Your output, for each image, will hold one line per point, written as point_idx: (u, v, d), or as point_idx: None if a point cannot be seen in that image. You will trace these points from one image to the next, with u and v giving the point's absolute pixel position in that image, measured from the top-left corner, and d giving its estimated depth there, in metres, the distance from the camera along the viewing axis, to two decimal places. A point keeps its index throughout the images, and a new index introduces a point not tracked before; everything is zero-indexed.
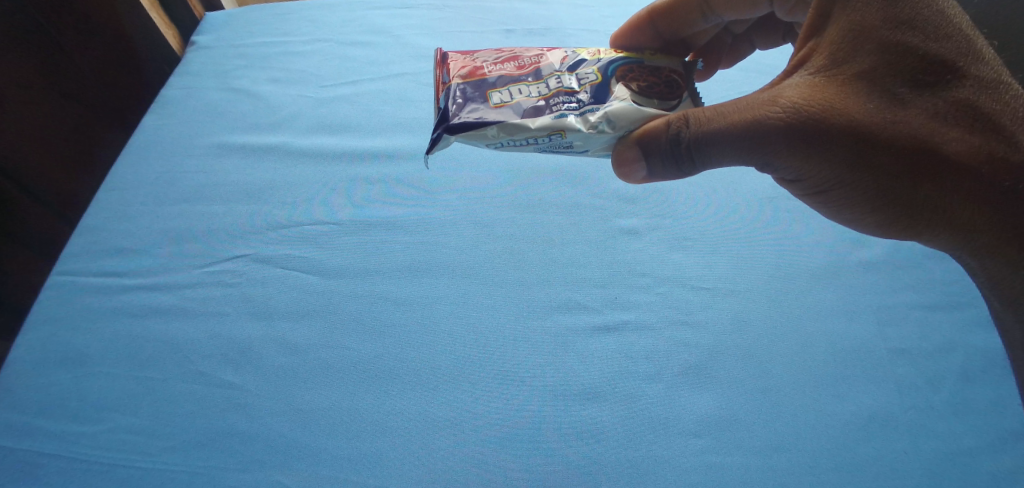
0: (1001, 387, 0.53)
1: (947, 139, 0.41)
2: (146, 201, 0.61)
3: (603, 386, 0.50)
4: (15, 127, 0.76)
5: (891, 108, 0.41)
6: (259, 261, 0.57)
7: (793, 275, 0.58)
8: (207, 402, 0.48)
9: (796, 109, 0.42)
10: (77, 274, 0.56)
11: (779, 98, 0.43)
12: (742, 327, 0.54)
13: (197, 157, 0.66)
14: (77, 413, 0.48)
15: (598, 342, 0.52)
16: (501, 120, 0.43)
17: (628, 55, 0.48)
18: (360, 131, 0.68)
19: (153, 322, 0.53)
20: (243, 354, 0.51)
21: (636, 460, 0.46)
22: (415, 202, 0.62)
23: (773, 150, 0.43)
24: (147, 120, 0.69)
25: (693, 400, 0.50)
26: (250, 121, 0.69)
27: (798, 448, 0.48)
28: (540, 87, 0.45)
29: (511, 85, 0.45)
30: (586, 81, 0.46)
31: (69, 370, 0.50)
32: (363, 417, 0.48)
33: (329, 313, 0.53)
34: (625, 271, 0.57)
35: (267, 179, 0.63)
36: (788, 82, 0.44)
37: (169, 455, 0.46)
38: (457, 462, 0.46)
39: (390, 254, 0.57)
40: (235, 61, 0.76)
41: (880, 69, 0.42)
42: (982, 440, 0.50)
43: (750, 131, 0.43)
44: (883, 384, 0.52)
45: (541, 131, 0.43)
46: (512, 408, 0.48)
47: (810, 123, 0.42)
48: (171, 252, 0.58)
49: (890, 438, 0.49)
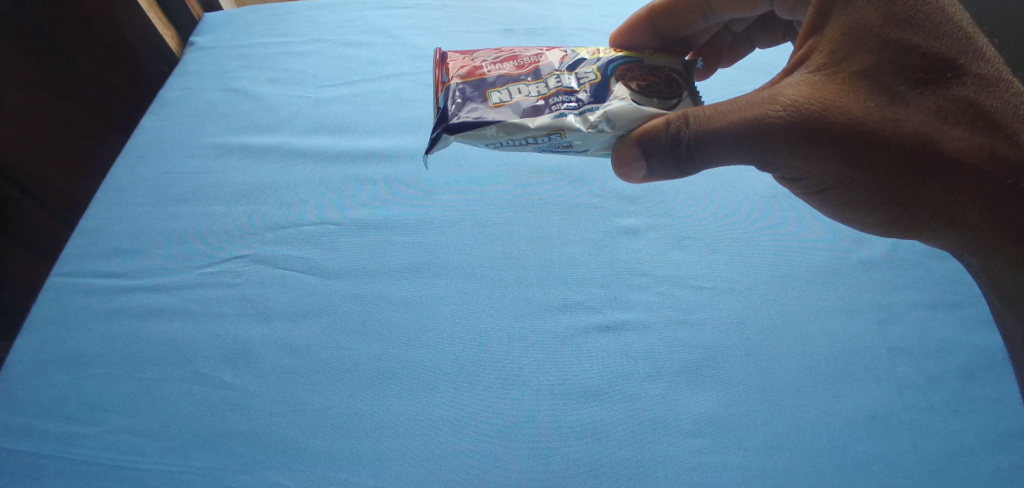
0: (1002, 386, 0.52)
1: (948, 137, 0.41)
2: (146, 202, 0.61)
3: (603, 386, 0.50)
4: (16, 127, 0.76)
5: (891, 106, 0.41)
6: (258, 261, 0.57)
7: (794, 274, 0.58)
8: (206, 403, 0.48)
9: (796, 108, 0.42)
10: (76, 275, 0.56)
11: (779, 96, 0.43)
12: (742, 327, 0.54)
13: (197, 158, 0.65)
14: (76, 414, 0.48)
15: (598, 342, 0.52)
16: (502, 120, 0.43)
17: (628, 54, 0.47)
18: (360, 131, 0.68)
19: (153, 323, 0.53)
20: (242, 354, 0.51)
21: (636, 460, 0.46)
22: (415, 202, 0.61)
23: (773, 149, 0.43)
24: (146, 121, 0.69)
25: (693, 400, 0.49)
26: (249, 121, 0.69)
27: (798, 447, 0.48)
28: (540, 87, 0.45)
29: (511, 84, 0.45)
30: (586, 80, 0.45)
31: (68, 370, 0.50)
32: (363, 417, 0.47)
33: (328, 314, 0.53)
34: (625, 270, 0.57)
35: (266, 179, 0.63)
36: (788, 80, 0.44)
37: (169, 456, 0.46)
38: (457, 462, 0.45)
39: (389, 255, 0.57)
40: (233, 61, 0.76)
41: (880, 67, 0.42)
42: (983, 439, 0.50)
43: (750, 130, 0.43)
44: (883, 384, 0.52)
45: (540, 132, 0.43)
46: (511, 408, 0.48)
47: (810, 121, 0.42)
48: (170, 252, 0.57)
49: (891, 437, 0.49)
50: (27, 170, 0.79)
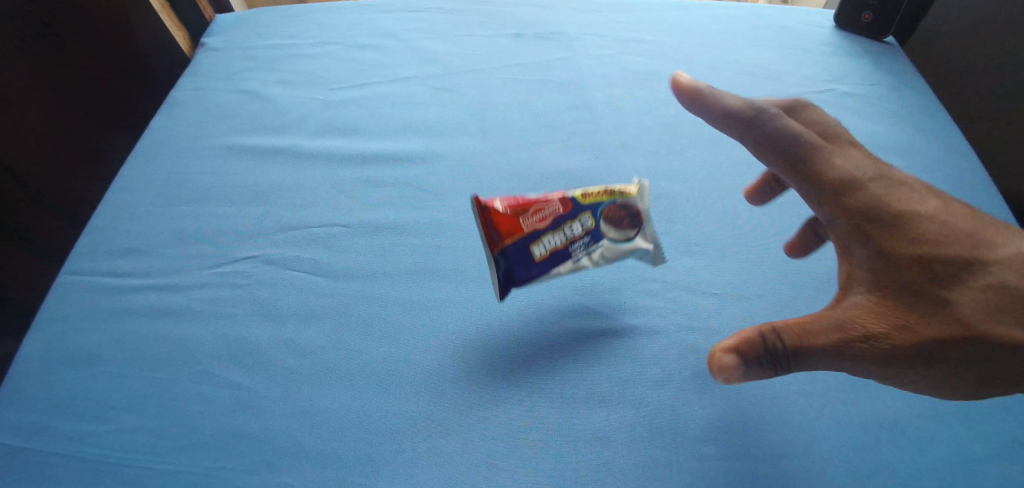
0: (1012, 395, 0.52)
1: (1009, 245, 0.43)
2: (156, 201, 0.62)
3: (611, 391, 0.49)
4: (26, 125, 0.78)
5: (946, 225, 0.44)
6: (268, 262, 0.57)
7: (802, 280, 0.57)
8: (215, 403, 0.48)
9: (890, 288, 0.42)
10: (85, 274, 0.56)
11: (861, 320, 0.41)
12: (750, 333, 0.54)
13: (207, 158, 0.66)
14: (85, 412, 0.48)
15: (606, 346, 0.52)
16: (525, 276, 0.52)
17: (612, 193, 0.52)
18: (370, 133, 0.68)
19: (162, 322, 0.53)
20: (251, 354, 0.51)
21: (646, 465, 0.46)
22: (423, 204, 0.62)
23: (896, 314, 0.41)
24: (156, 121, 0.69)
25: (702, 407, 0.49)
26: (259, 122, 0.70)
27: (807, 455, 0.47)
28: (549, 244, 0.51)
29: (530, 247, 0.51)
30: (582, 231, 0.52)
31: (78, 368, 0.50)
32: (370, 419, 0.47)
33: (337, 315, 0.53)
34: (633, 275, 0.57)
35: (275, 180, 0.64)
36: (858, 293, 0.43)
37: (177, 456, 0.46)
38: (465, 464, 0.45)
39: (397, 257, 0.57)
40: (243, 63, 0.77)
41: (924, 212, 0.44)
42: (995, 448, 0.49)
43: (855, 330, 0.41)
44: (892, 392, 0.51)
45: (553, 269, 0.53)
46: (519, 411, 0.48)
47: (905, 267, 0.42)
48: (179, 252, 0.58)
49: (901, 446, 0.49)
50: (30, 172, 0.79)
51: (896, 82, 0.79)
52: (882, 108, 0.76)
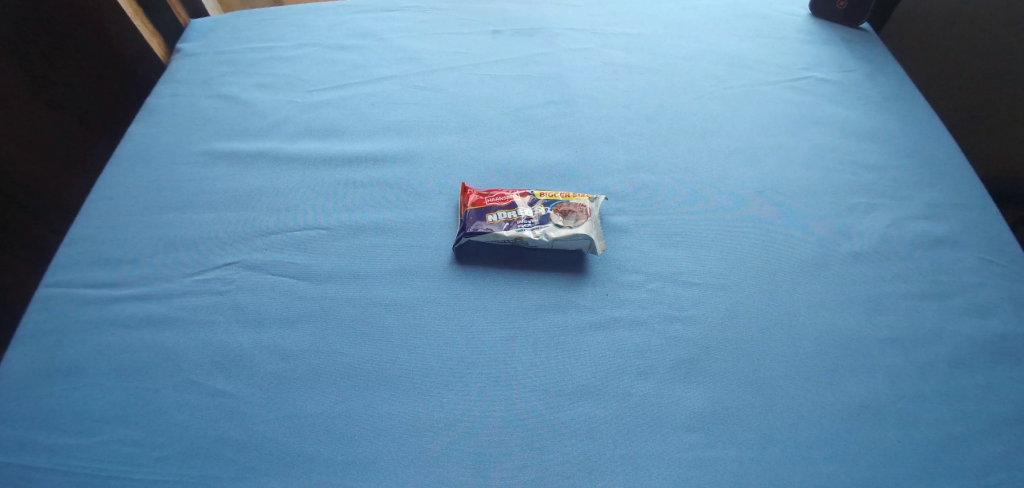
0: (993, 374, 0.52)
1: None
2: (135, 210, 0.61)
3: (596, 384, 0.50)
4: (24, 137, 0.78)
5: None
6: (250, 267, 0.57)
7: (782, 268, 0.58)
8: (201, 411, 0.48)
9: None
10: (65, 286, 0.55)
11: None
12: (732, 321, 0.54)
13: (185, 165, 0.65)
14: (70, 425, 0.47)
15: (590, 340, 0.52)
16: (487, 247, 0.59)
17: (569, 197, 0.60)
18: (350, 135, 0.68)
19: (144, 332, 0.52)
20: (235, 361, 0.51)
21: (632, 457, 0.46)
22: (405, 203, 0.62)
23: None
24: (133, 129, 0.69)
25: (685, 397, 0.50)
26: (238, 127, 0.69)
27: (792, 441, 0.48)
28: (503, 216, 0.59)
29: (485, 215, 0.59)
30: (534, 215, 0.59)
31: (60, 381, 0.50)
32: (355, 421, 0.47)
33: (319, 318, 0.53)
34: (615, 268, 0.57)
35: (255, 185, 0.63)
36: None
37: (165, 465, 0.46)
38: (451, 463, 0.45)
39: (379, 258, 0.57)
40: (220, 68, 0.76)
41: None
42: (976, 428, 0.50)
43: None
44: (874, 375, 0.52)
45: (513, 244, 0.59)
46: (504, 407, 0.48)
47: None
48: (160, 260, 0.57)
49: (884, 429, 0.49)
50: (30, 172, 0.80)
51: (872, 69, 0.79)
52: (858, 94, 0.76)
